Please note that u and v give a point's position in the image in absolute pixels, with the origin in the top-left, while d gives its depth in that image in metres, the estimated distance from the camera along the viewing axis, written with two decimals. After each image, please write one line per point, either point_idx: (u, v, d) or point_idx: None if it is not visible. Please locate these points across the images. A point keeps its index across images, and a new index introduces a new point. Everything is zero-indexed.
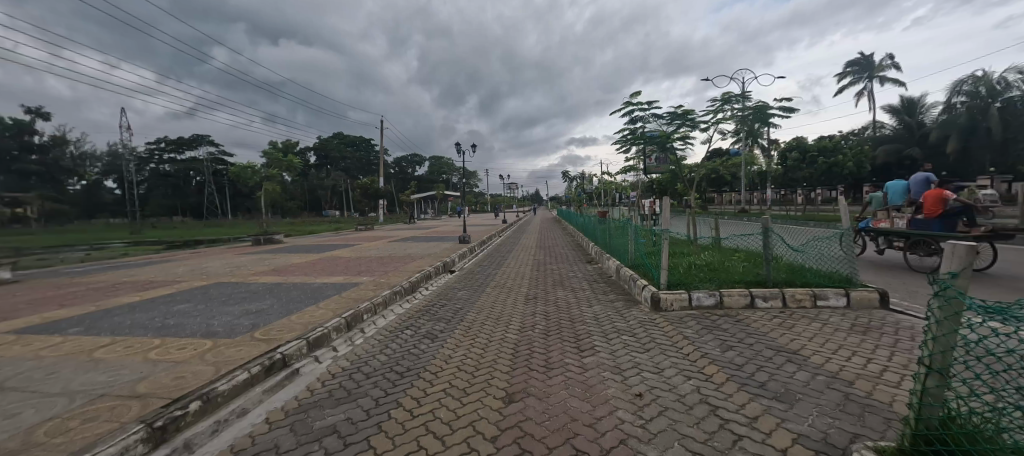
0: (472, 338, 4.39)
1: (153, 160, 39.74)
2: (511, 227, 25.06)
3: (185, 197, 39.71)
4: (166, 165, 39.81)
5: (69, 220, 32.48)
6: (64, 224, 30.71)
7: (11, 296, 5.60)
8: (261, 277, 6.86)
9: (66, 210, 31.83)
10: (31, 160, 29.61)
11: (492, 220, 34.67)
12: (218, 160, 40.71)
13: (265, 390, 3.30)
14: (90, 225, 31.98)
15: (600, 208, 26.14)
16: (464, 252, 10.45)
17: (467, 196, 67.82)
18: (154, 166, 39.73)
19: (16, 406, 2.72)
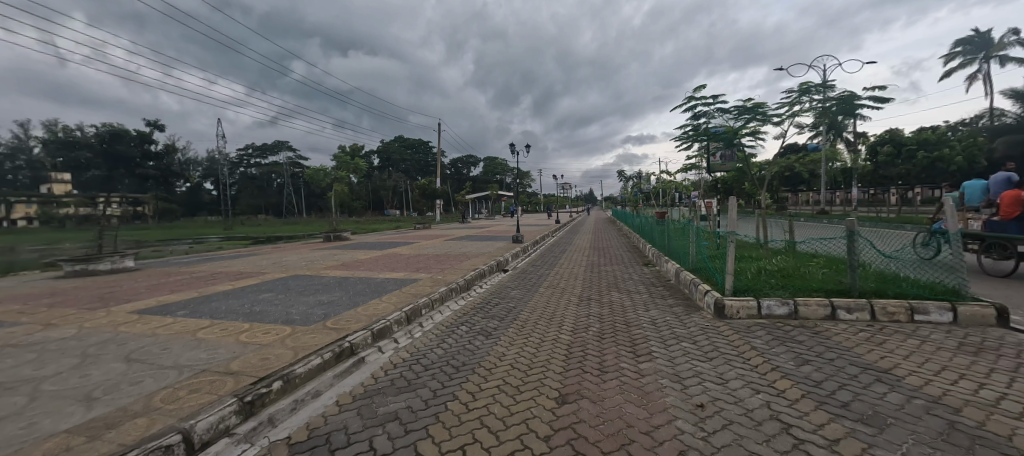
0: (525, 337, 4.40)
1: (242, 164, 44.82)
2: (563, 228, 24.88)
3: (267, 197, 44.20)
4: (253, 169, 44.72)
5: (176, 217, 37.64)
6: (172, 221, 35.66)
7: (137, 281, 6.58)
8: (332, 271, 7.43)
9: (174, 208, 36.92)
10: (150, 166, 34.78)
11: (543, 220, 34.66)
12: (296, 163, 44.94)
13: (335, 375, 3.56)
14: (192, 221, 36.80)
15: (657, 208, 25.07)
16: (517, 252, 10.56)
17: (520, 196, 68.35)
18: (243, 169, 44.81)
19: (139, 375, 3.17)
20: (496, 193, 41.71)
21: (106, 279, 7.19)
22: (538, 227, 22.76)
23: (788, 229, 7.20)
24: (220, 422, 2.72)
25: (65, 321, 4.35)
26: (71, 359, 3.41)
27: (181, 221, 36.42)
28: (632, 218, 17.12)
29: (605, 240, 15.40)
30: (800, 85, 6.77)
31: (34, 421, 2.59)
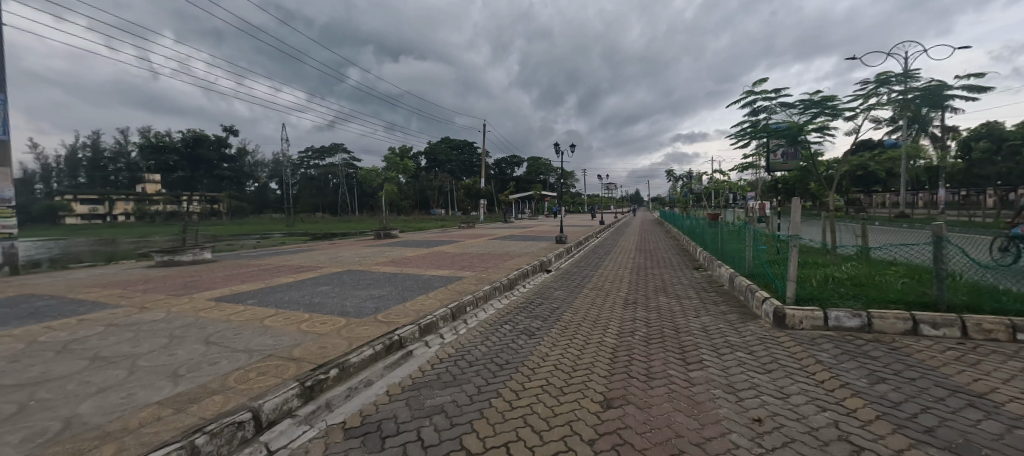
0: (569, 338, 4.35)
1: (303, 166, 48.41)
2: (607, 229, 24.36)
3: (322, 197, 47.18)
4: (312, 170, 48.08)
5: (245, 214, 41.32)
6: (242, 218, 39.18)
7: (216, 271, 7.29)
8: (382, 267, 7.78)
9: (244, 206, 40.55)
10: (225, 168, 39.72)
11: (587, 221, 34.19)
12: (350, 164, 47.68)
13: (386, 366, 3.71)
14: (258, 218, 40.24)
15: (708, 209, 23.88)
16: (560, 252, 10.49)
17: (564, 196, 67.35)
18: (303, 170, 48.33)
19: (216, 356, 3.49)
20: (539, 193, 41.59)
21: (190, 269, 8.04)
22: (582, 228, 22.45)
23: (860, 234, 6.57)
24: (284, 403, 2.93)
25: (156, 305, 4.90)
26: (161, 339, 3.83)
27: (249, 218, 39.91)
28: (681, 220, 16.38)
29: (651, 242, 14.92)
30: (876, 76, 6.17)
31: (132, 392, 2.93)
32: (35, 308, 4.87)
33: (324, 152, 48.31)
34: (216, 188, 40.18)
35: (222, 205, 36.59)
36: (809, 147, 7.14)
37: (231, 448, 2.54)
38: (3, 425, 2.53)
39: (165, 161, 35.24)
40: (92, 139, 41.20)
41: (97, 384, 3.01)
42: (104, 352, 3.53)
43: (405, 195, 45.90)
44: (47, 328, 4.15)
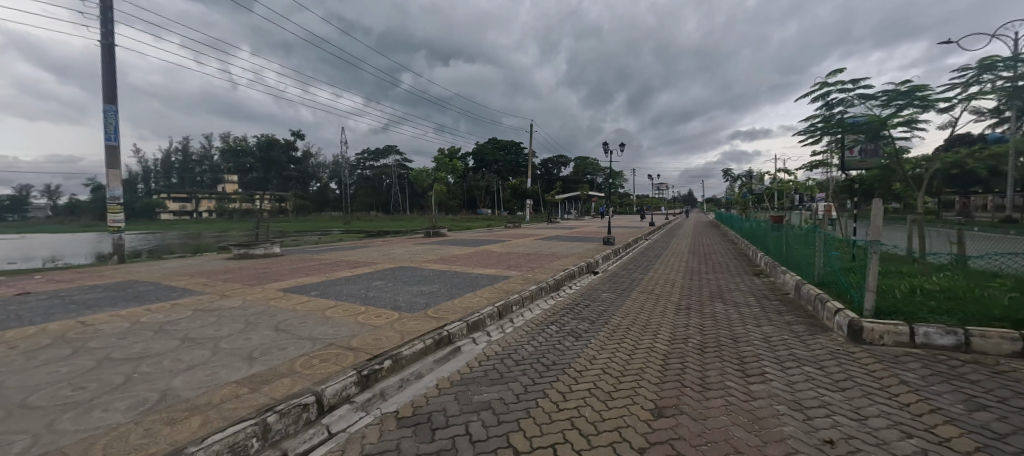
0: (618, 342, 4.24)
1: (359, 167, 51.41)
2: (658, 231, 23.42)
3: (376, 196, 49.79)
4: (367, 171, 50.81)
5: (307, 212, 44.53)
6: (303, 215, 42.18)
7: (284, 264, 7.93)
8: (432, 264, 8.05)
9: (306, 205, 43.70)
10: (292, 169, 43.23)
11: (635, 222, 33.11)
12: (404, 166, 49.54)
13: (436, 360, 3.82)
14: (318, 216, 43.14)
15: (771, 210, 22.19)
16: (608, 254, 10.26)
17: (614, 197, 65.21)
18: (359, 172, 51.28)
19: (285, 342, 3.78)
20: (584, 193, 40.82)
21: (264, 261, 8.82)
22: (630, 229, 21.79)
23: (957, 241, 5.80)
24: (343, 390, 3.11)
25: (234, 293, 5.41)
26: (238, 324, 4.22)
27: (311, 216, 43.01)
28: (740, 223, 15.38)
29: (705, 246, 14.16)
30: (979, 61, 5.42)
31: (214, 371, 3.25)
32: (139, 292, 5.58)
33: (379, 154, 50.85)
34: (285, 187, 44.08)
35: (287, 204, 39.78)
36: (892, 144, 6.45)
37: (296, 428, 2.73)
38: (114, 393, 2.90)
39: (244, 163, 40.60)
40: (182, 145, 46.49)
41: (186, 362, 3.37)
42: (192, 334, 3.95)
43: (454, 195, 47.46)
44: (147, 310, 4.72)
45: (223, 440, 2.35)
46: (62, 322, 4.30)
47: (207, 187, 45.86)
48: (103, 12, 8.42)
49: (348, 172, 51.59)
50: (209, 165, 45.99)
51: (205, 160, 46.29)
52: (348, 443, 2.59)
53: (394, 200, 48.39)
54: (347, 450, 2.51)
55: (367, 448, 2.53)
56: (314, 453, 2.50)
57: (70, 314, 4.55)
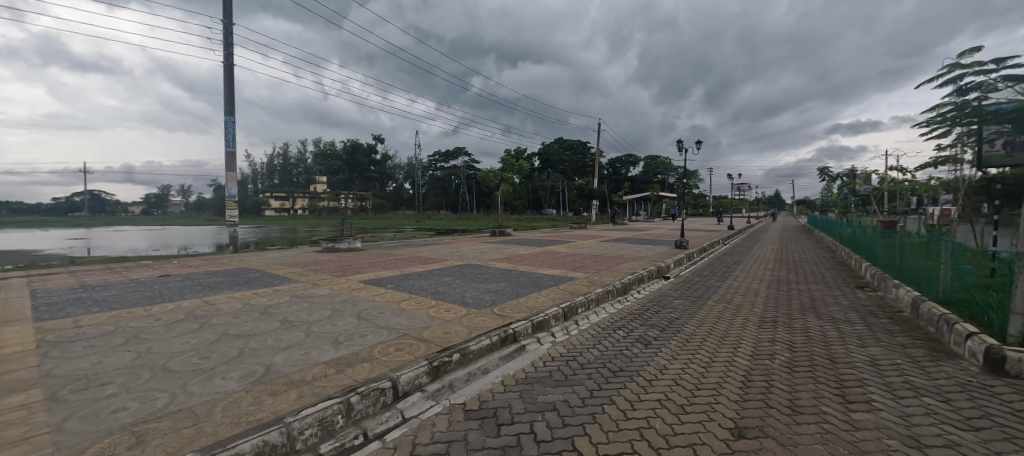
0: (691, 352, 3.97)
1: (429, 168, 54.37)
2: (738, 235, 21.56)
3: (449, 196, 52.15)
4: (437, 171, 53.33)
5: (381, 210, 48.07)
6: (378, 214, 45.54)
7: (366, 258, 8.65)
8: (498, 263, 8.25)
9: (381, 204, 47.18)
10: (372, 170, 46.80)
11: (710, 225, 30.88)
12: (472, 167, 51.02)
13: (502, 357, 3.89)
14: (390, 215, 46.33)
15: (882, 214, 19.27)
16: (680, 258, 9.69)
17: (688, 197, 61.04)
18: (428, 173, 54.23)
19: (365, 329, 4.11)
20: (654, 194, 38.70)
21: (350, 254, 9.72)
22: (704, 233, 20.36)
23: None
24: (416, 378, 3.28)
25: (323, 282, 6.03)
26: (327, 310, 4.68)
27: (386, 214, 46.45)
28: (840, 228, 13.61)
29: (794, 253, 12.76)
30: None
31: (307, 351, 3.63)
32: (250, 278, 6.46)
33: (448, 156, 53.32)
34: (367, 188, 48.16)
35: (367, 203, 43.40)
36: None
37: (374, 410, 2.94)
38: (230, 364, 3.37)
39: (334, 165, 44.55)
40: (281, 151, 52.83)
41: (284, 342, 3.80)
42: (289, 317, 4.45)
43: (519, 195, 48.03)
44: (255, 293, 5.44)
45: (314, 414, 2.61)
46: (192, 300, 5.11)
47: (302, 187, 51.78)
48: (226, 38, 9.88)
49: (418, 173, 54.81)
50: (304, 168, 51.86)
51: (299, 163, 52.23)
52: (420, 429, 2.73)
53: (465, 200, 50.40)
54: (418, 435, 2.65)
55: (437, 436, 2.64)
56: (390, 435, 2.67)
57: (199, 294, 5.40)
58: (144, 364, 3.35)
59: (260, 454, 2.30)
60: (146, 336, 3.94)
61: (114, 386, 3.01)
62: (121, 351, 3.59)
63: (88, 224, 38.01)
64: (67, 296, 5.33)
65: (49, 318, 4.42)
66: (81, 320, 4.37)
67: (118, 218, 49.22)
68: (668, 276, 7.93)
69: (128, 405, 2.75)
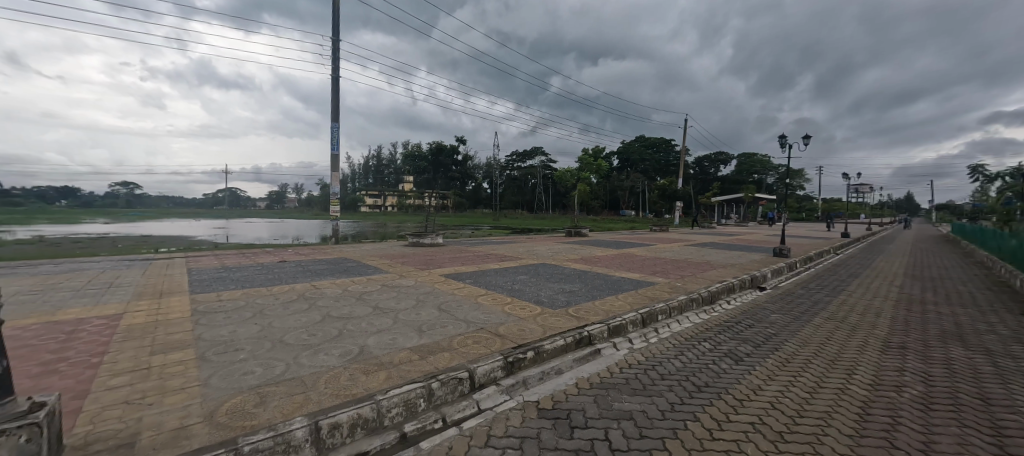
0: (792, 374, 3.51)
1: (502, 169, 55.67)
2: (857, 244, 18.51)
3: (523, 195, 52.73)
4: (512, 171, 54.22)
5: (457, 209, 50.38)
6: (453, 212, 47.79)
7: (447, 253, 9.15)
8: (573, 263, 8.17)
9: (457, 203, 49.44)
10: (450, 171, 49.29)
11: (817, 232, 26.99)
12: (547, 167, 50.88)
13: (576, 359, 3.83)
14: (465, 213, 48.27)
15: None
16: (778, 268, 8.66)
17: (792, 199, 53.73)
18: (501, 173, 55.56)
19: (445, 321, 4.34)
20: (749, 195, 34.61)
21: (433, 249, 10.37)
22: (808, 240, 17.91)
23: None
24: (491, 371, 3.36)
25: (409, 274, 6.52)
26: (411, 300, 5.05)
27: (463, 212, 48.75)
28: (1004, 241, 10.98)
29: (932, 267, 10.63)
30: None
31: (394, 336, 3.94)
32: (348, 267, 7.23)
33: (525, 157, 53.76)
34: (448, 187, 50.91)
35: (446, 201, 45.98)
36: None
37: (452, 397, 3.08)
38: (332, 342, 3.80)
39: (421, 165, 47.95)
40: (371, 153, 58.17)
41: (375, 326, 4.18)
42: (380, 304, 4.89)
43: (597, 196, 46.60)
44: (353, 280, 6.07)
45: (401, 395, 2.82)
46: (304, 283, 5.88)
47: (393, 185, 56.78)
48: (335, 54, 11.15)
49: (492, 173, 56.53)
50: (392, 169, 56.70)
51: (387, 164, 57.14)
52: (494, 421, 2.80)
53: (541, 199, 50.72)
54: (493, 427, 2.72)
55: (511, 430, 2.68)
56: (467, 423, 2.78)
57: (308, 278, 6.19)
58: (266, 335, 3.93)
59: (354, 425, 2.55)
60: (268, 311, 4.62)
61: (244, 352, 3.57)
62: (250, 323, 4.26)
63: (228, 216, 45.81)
64: (213, 275, 6.49)
65: (201, 291, 5.43)
66: (222, 295, 5.27)
67: (247, 211, 58.53)
68: (763, 288, 7.14)
69: (255, 369, 3.24)
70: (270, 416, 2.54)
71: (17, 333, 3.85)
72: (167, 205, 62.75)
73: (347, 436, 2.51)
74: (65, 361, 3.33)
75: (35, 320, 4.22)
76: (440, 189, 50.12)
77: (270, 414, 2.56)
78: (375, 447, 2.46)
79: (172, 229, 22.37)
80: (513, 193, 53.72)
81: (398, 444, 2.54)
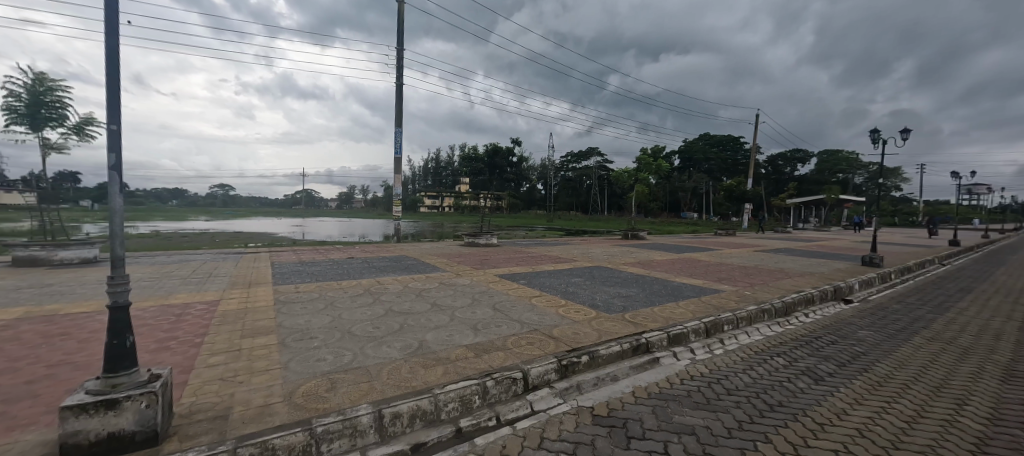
0: (885, 399, 3.10)
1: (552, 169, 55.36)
2: (974, 254, 15.84)
3: (575, 196, 51.96)
4: (563, 172, 53.76)
5: (508, 209, 50.86)
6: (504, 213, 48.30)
7: (502, 254, 9.29)
8: (630, 267, 7.91)
9: (508, 203, 49.93)
10: (501, 171, 49.87)
11: (919, 238, 23.54)
12: (602, 167, 49.49)
13: (633, 366, 3.70)
14: (516, 214, 48.58)
15: None
16: (868, 279, 7.71)
17: (884, 201, 47.40)
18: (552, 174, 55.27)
19: (499, 320, 4.42)
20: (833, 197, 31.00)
21: (489, 250, 10.56)
22: (908, 248, 15.63)
23: None
24: (544, 373, 3.34)
25: (466, 273, 6.72)
26: (468, 298, 5.21)
27: (515, 214, 49.07)
28: None
29: None
30: None
31: (451, 333, 4.09)
32: (409, 264, 7.62)
33: (579, 157, 52.75)
34: (501, 188, 51.57)
35: (500, 202, 46.63)
36: None
37: (506, 397, 3.11)
38: (394, 335, 4.02)
39: (476, 167, 49.01)
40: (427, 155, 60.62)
41: (433, 322, 4.36)
42: (438, 301, 5.10)
43: (653, 197, 44.50)
44: (414, 277, 6.39)
45: (457, 392, 2.90)
46: (370, 279, 6.29)
47: (449, 186, 58.67)
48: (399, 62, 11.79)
49: (543, 174, 56.34)
50: (447, 170, 58.57)
51: (443, 166, 59.19)
52: (547, 424, 2.79)
53: (594, 200, 49.61)
54: (546, 430, 2.71)
55: (564, 435, 2.65)
56: (520, 424, 2.80)
57: (374, 274, 6.61)
58: (336, 326, 4.26)
59: (414, 416, 2.67)
60: (339, 304, 5.01)
61: (318, 340, 3.90)
62: (323, 314, 4.65)
63: (304, 215, 50.16)
64: (292, 268, 7.17)
65: (283, 283, 6.03)
66: (299, 286, 5.81)
67: (318, 210, 63.59)
68: (849, 300, 6.40)
69: (326, 356, 3.52)
70: (340, 401, 2.74)
71: (141, 312, 4.53)
72: (253, 204, 70.25)
73: (407, 426, 2.64)
74: (175, 339, 3.87)
75: (153, 302, 4.94)
76: (491, 190, 50.88)
77: (339, 399, 2.76)
78: (432, 439, 2.56)
79: (262, 226, 25.06)
80: (564, 194, 53.17)
81: (454, 438, 2.62)
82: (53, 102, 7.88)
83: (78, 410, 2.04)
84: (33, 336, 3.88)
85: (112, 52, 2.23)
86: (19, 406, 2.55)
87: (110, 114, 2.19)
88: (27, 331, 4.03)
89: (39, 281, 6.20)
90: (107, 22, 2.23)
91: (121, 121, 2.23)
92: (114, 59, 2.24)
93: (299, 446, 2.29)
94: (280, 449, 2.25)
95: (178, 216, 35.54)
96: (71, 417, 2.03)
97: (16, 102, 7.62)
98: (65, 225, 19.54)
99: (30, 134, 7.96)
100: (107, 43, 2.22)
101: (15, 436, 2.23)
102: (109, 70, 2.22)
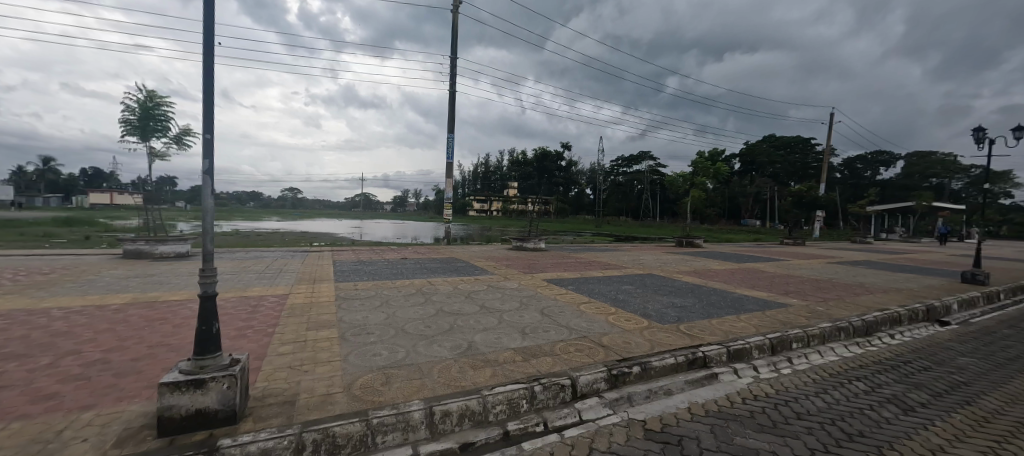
0: (993, 437, 2.69)
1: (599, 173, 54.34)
2: None
3: (623, 201, 50.50)
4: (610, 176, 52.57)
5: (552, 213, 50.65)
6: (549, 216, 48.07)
7: (551, 259, 9.23)
8: (685, 276, 7.57)
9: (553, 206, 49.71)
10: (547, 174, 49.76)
11: None
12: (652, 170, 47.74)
13: (689, 381, 3.52)
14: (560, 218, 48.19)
15: None
16: (970, 298, 6.73)
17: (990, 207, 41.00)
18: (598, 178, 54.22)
19: (545, 326, 4.41)
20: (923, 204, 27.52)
21: (537, 255, 10.55)
22: None
23: None
24: (594, 382, 3.26)
25: (514, 277, 6.78)
26: (516, 301, 5.28)
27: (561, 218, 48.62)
28: None
29: None
30: None
31: (499, 336, 4.14)
32: (459, 266, 7.84)
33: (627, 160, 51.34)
34: (546, 191, 51.51)
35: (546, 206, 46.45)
36: None
37: (554, 403, 3.07)
38: (442, 335, 4.14)
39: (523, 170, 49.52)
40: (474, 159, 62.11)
41: (482, 324, 4.45)
42: (486, 304, 5.18)
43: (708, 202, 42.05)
44: (463, 279, 6.54)
45: (506, 395, 2.92)
46: (422, 280, 6.51)
47: (496, 191, 59.42)
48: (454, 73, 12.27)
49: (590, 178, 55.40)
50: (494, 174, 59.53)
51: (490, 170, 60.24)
52: (597, 435, 2.73)
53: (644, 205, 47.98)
54: (595, 441, 2.65)
55: (615, 447, 2.58)
56: (568, 432, 2.76)
57: (426, 275, 6.87)
58: (391, 323, 4.48)
59: (462, 415, 2.73)
60: (393, 302, 5.26)
61: (374, 335, 4.12)
62: (378, 311, 4.90)
63: (360, 217, 53.22)
64: (352, 267, 7.63)
65: (344, 280, 6.45)
66: (359, 285, 6.15)
67: (372, 213, 67.07)
68: (946, 323, 5.64)
69: (382, 351, 3.70)
70: (393, 396, 2.86)
71: (223, 302, 5.06)
72: (315, 207, 75.51)
73: (456, 425, 2.70)
74: (252, 328, 4.26)
75: (234, 294, 5.48)
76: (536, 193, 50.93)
77: (393, 394, 2.89)
78: (480, 440, 2.59)
79: (322, 227, 25.98)
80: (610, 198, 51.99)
81: (501, 441, 2.64)
82: (160, 116, 9.04)
83: (172, 387, 2.29)
84: (138, 319, 4.46)
85: (208, 69, 2.51)
86: (126, 380, 2.94)
87: (205, 123, 2.47)
88: (134, 314, 4.64)
89: (144, 272, 7.09)
90: (205, 44, 2.52)
91: (214, 129, 2.51)
92: (209, 76, 2.53)
93: (356, 436, 2.43)
94: (339, 436, 2.40)
95: (254, 217, 39.38)
96: (167, 392, 2.28)
97: (132, 116, 8.82)
98: (164, 224, 22.09)
99: (141, 143, 9.15)
100: (205, 61, 2.51)
101: (123, 405, 2.57)
102: (205, 86, 2.51)
